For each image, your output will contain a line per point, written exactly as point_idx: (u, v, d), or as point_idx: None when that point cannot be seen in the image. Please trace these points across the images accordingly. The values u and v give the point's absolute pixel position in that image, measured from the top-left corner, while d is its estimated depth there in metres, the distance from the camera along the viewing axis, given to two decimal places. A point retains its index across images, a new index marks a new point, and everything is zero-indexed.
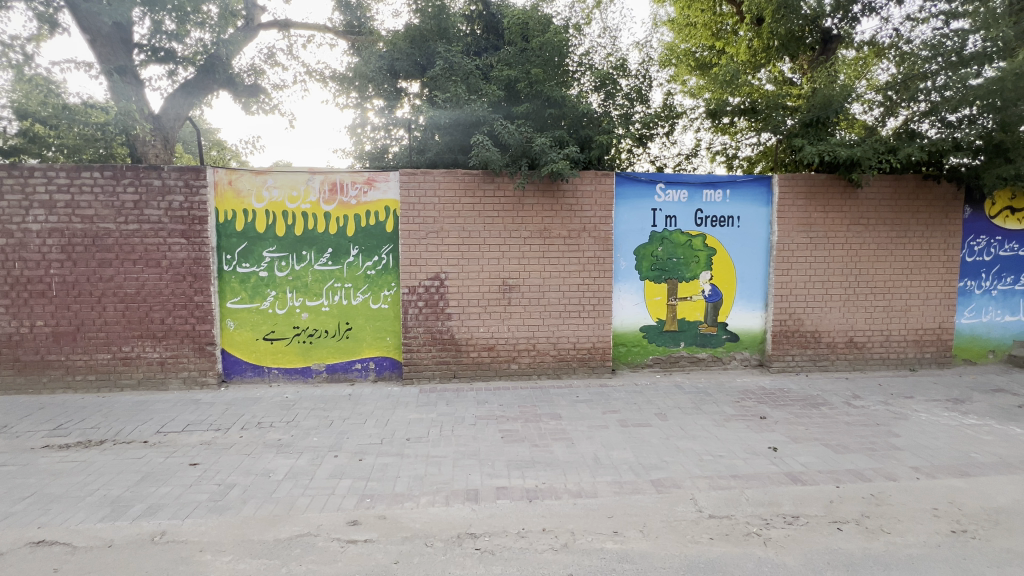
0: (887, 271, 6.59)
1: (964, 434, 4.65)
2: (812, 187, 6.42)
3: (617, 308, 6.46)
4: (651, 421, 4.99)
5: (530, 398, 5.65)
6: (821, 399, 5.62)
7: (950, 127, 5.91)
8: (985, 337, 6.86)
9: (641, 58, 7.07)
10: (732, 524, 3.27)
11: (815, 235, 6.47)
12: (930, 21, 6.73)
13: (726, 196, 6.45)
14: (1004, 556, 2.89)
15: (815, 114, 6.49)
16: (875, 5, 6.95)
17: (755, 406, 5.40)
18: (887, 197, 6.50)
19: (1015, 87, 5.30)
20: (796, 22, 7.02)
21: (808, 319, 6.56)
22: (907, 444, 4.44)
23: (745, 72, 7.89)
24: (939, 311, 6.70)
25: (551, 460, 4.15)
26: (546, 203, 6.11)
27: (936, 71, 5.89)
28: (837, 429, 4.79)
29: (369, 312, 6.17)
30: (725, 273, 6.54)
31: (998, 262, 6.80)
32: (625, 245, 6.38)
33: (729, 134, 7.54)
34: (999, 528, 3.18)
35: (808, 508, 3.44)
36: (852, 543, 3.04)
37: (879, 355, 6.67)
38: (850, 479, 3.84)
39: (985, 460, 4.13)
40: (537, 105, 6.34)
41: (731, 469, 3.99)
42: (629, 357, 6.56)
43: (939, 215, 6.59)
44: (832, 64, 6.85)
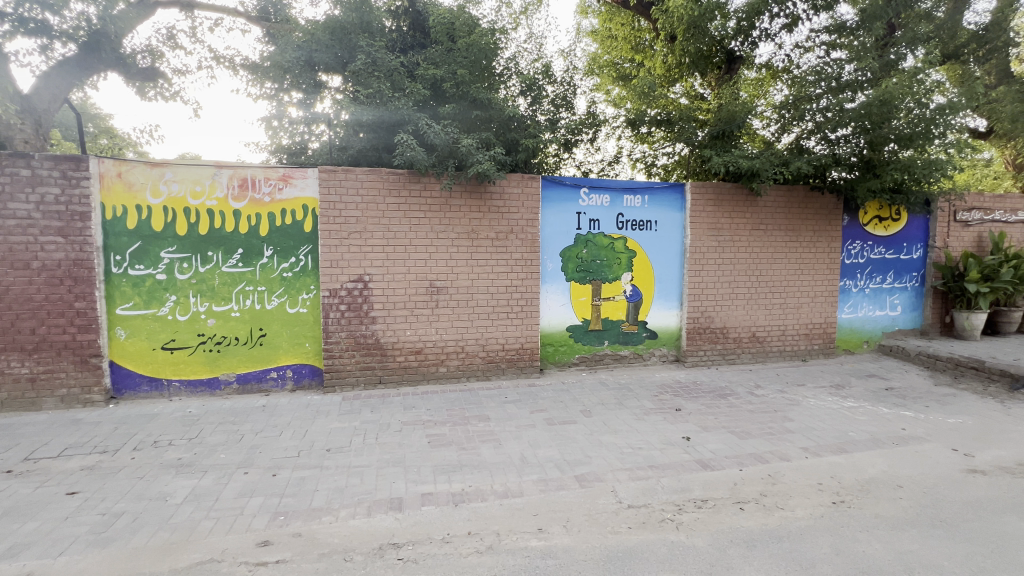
0: (783, 272, 7.31)
1: (844, 416, 5.26)
2: (719, 194, 6.97)
3: (544, 308, 6.58)
4: (576, 418, 5.14)
5: (459, 401, 5.61)
6: (728, 390, 6.11)
7: (831, 145, 6.68)
8: (861, 329, 7.81)
9: (566, 66, 7.28)
10: (649, 512, 3.45)
11: (722, 239, 7.03)
12: (815, 50, 7.58)
13: (645, 201, 6.82)
14: (873, 521, 3.30)
15: (721, 127, 7.04)
16: (770, 32, 7.70)
17: (672, 400, 5.75)
18: (782, 205, 7.21)
19: (880, 112, 6.09)
20: (705, 42, 7.63)
21: (717, 317, 7.11)
22: (798, 427, 4.94)
23: (661, 85, 8.41)
24: (824, 307, 7.54)
25: (478, 463, 4.14)
26: (473, 204, 6.10)
27: (820, 94, 6.60)
28: (741, 416, 5.23)
29: (285, 317, 5.80)
30: (644, 274, 6.90)
31: (870, 264, 7.78)
32: (551, 247, 6.53)
33: (647, 143, 8.00)
34: (870, 497, 3.62)
35: (715, 492, 3.71)
36: (751, 521, 3.32)
37: (777, 347, 7.38)
38: (751, 462, 4.20)
39: (860, 438, 4.71)
40: (463, 107, 6.31)
41: (648, 460, 4.21)
42: (556, 357, 6.72)
43: (824, 222, 7.43)
44: (735, 83, 7.49)
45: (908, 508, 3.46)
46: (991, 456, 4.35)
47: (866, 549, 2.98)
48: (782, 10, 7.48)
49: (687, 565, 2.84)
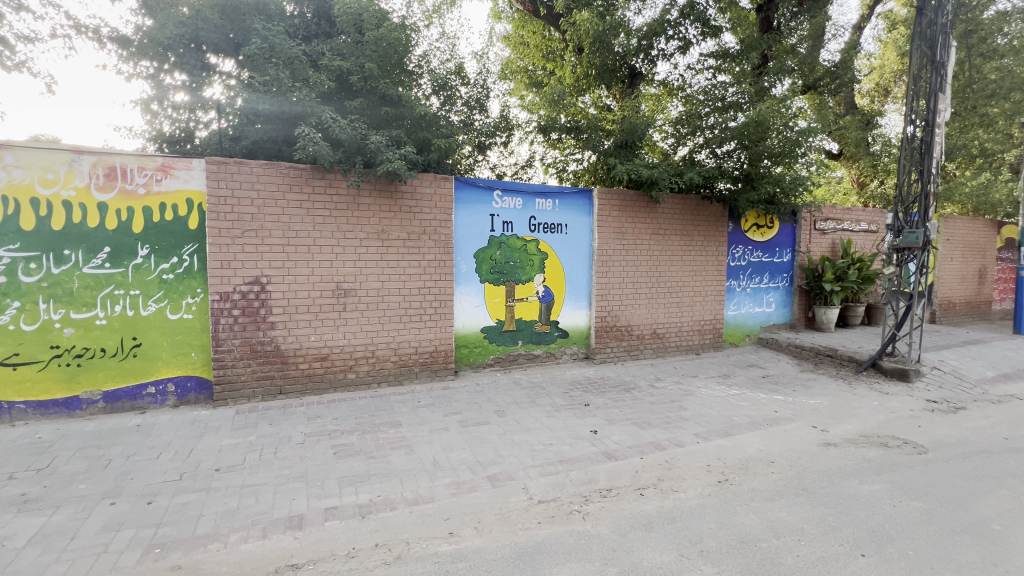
0: (678, 274, 7.96)
1: (728, 402, 5.86)
2: (623, 201, 7.42)
3: (458, 310, 6.54)
4: (490, 419, 5.17)
5: (369, 407, 5.39)
6: (632, 383, 6.53)
7: (719, 158, 7.37)
8: (743, 324, 8.76)
9: (479, 68, 7.32)
10: (558, 505, 3.56)
11: (626, 242, 7.49)
12: (704, 72, 8.37)
13: (556, 205, 7.06)
14: (750, 494, 3.71)
15: (624, 137, 7.48)
16: (666, 53, 8.37)
17: (581, 395, 6.01)
18: (677, 212, 7.86)
19: (756, 131, 6.87)
20: (609, 57, 8.11)
21: (622, 316, 7.56)
22: (691, 415, 5.42)
23: (570, 95, 8.77)
24: (713, 305, 8.35)
25: (387, 471, 4.00)
26: (384, 203, 5.91)
27: (708, 113, 7.26)
28: (642, 408, 5.61)
29: (165, 325, 5.16)
30: (555, 276, 7.13)
31: (750, 266, 8.75)
32: (464, 248, 6.51)
33: (558, 150, 8.31)
34: (748, 473, 4.07)
35: (618, 480, 3.93)
36: (650, 505, 3.57)
37: (674, 343, 8.03)
38: (651, 450, 4.51)
39: (741, 421, 5.26)
40: (372, 102, 6.08)
41: (558, 455, 4.35)
42: (471, 358, 6.72)
43: (712, 228, 8.22)
44: (636, 97, 8.03)
45: (778, 480, 3.94)
46: (840, 430, 5.10)
47: (744, 520, 3.33)
48: (676, 33, 8.17)
49: (592, 553, 2.97)
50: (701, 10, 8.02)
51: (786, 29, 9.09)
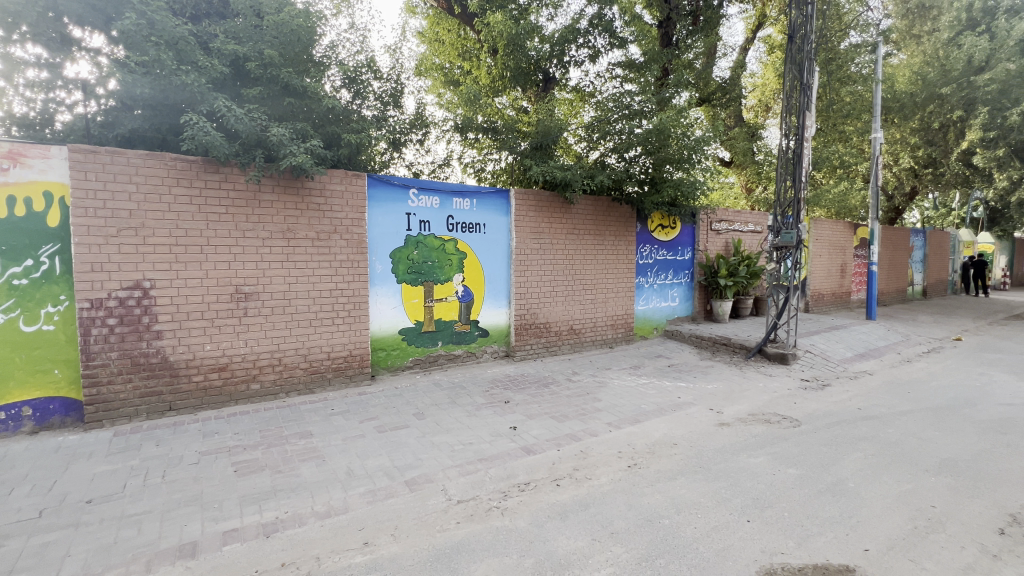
0: (592, 271, 8.35)
1: (638, 392, 6.27)
2: (539, 201, 7.63)
3: (374, 312, 6.32)
4: (408, 422, 5.05)
5: (276, 419, 5.02)
6: (551, 378, 6.75)
7: (627, 162, 7.79)
8: (652, 318, 9.39)
9: (393, 63, 7.13)
10: (477, 504, 3.57)
11: (543, 242, 7.71)
12: (612, 81, 8.85)
13: (473, 204, 7.07)
14: (656, 475, 4.00)
15: (539, 140, 7.65)
16: (577, 59, 8.73)
17: (501, 393, 6.09)
18: (591, 213, 8.23)
19: (658, 138, 7.33)
20: (524, 60, 8.29)
21: (541, 313, 7.77)
22: (604, 405, 5.71)
23: (486, 95, 8.84)
24: (624, 301, 8.86)
25: (296, 484, 3.76)
26: (289, 200, 5.55)
27: (617, 119, 7.63)
28: (560, 402, 5.81)
29: (19, 339, 4.42)
30: (474, 275, 7.14)
31: (656, 264, 9.41)
32: (380, 248, 6.31)
33: (475, 150, 8.34)
34: (654, 456, 4.37)
35: (536, 474, 4.04)
36: (565, 494, 3.71)
37: (590, 337, 8.40)
38: (567, 442, 4.68)
39: (649, 408, 5.65)
40: (272, 91, 5.63)
41: (478, 454, 4.37)
42: (389, 361, 6.52)
43: (622, 228, 8.71)
44: (550, 100, 8.30)
45: (679, 461, 4.28)
46: (733, 410, 5.67)
47: (650, 500, 3.57)
48: (585, 41, 8.56)
49: (510, 547, 3.02)
50: (608, 21, 8.48)
51: (683, 46, 9.92)
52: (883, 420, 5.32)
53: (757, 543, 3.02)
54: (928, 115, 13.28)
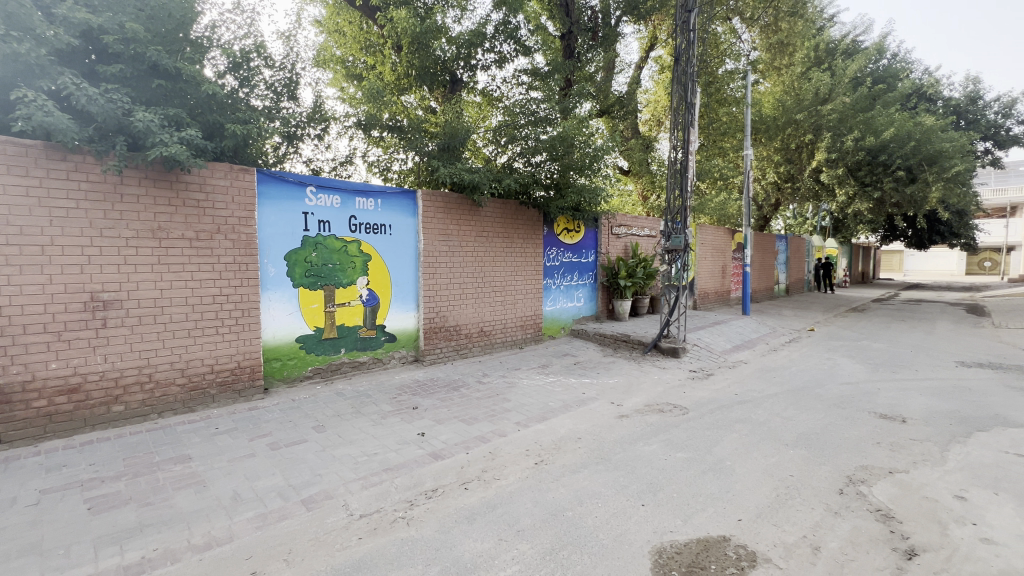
0: (501, 274, 8.46)
1: (546, 390, 6.47)
2: (447, 203, 7.57)
3: (266, 319, 5.81)
4: (307, 436, 4.72)
5: (146, 443, 4.40)
6: (461, 381, 6.71)
7: (533, 166, 7.97)
8: (559, 318, 9.76)
9: (287, 51, 6.64)
10: (380, 516, 3.43)
11: (451, 244, 7.65)
12: (518, 87, 9.07)
13: (378, 204, 6.82)
14: (561, 470, 4.14)
15: (446, 141, 7.56)
16: (484, 64, 8.81)
17: (410, 399, 5.92)
18: (499, 217, 8.35)
19: (562, 145, 7.72)
20: (429, 60, 8.19)
21: (450, 316, 7.70)
22: (513, 405, 5.81)
23: (391, 93, 8.57)
24: (532, 302, 9.09)
25: (169, 516, 3.32)
26: (161, 196, 4.92)
27: (524, 124, 7.80)
28: (469, 404, 5.80)
29: None
30: (380, 278, 6.88)
31: (563, 266, 9.78)
32: (272, 250, 5.82)
33: (379, 148, 8.04)
34: (559, 452, 4.53)
35: (444, 479, 3.98)
36: (472, 497, 3.70)
37: (499, 339, 8.50)
38: (476, 444, 4.68)
39: (556, 405, 5.85)
40: (137, 70, 4.88)
41: (383, 464, 4.20)
42: (284, 372, 6.04)
43: (529, 231, 8.94)
44: (457, 102, 8.28)
45: (582, 454, 4.48)
46: (631, 402, 6.07)
47: (555, 495, 3.69)
48: (492, 47, 8.70)
49: (414, 558, 2.94)
50: (513, 29, 8.72)
51: (583, 59, 10.48)
52: (754, 403, 6.03)
53: (650, 525, 3.25)
54: (787, 137, 15.39)
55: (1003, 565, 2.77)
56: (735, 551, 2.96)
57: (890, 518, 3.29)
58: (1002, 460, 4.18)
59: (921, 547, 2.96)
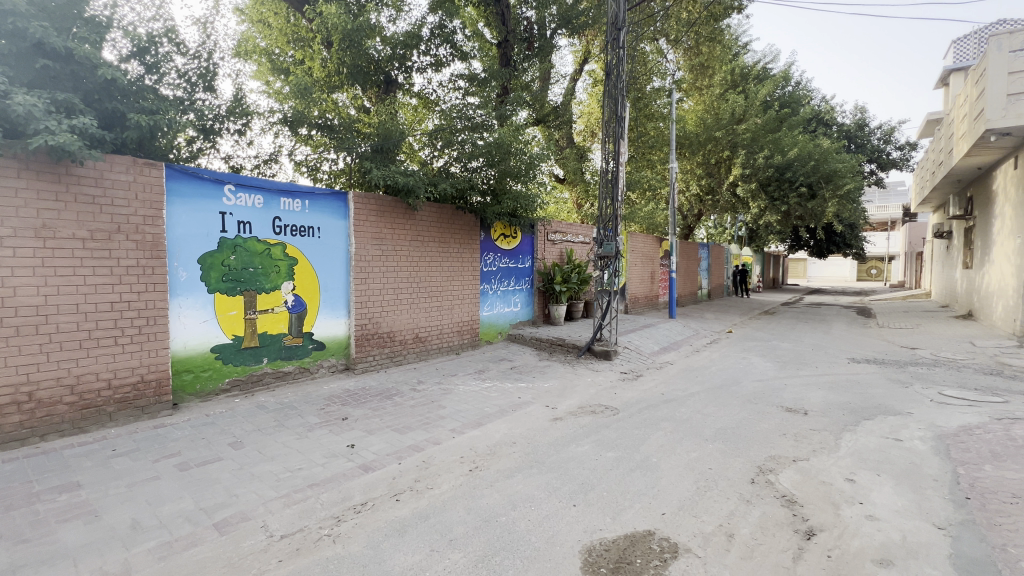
0: (437, 278, 8.36)
1: (482, 395, 6.45)
2: (380, 206, 7.37)
3: (176, 328, 5.32)
4: (222, 454, 4.36)
5: (24, 471, 3.86)
6: (395, 390, 6.51)
7: (470, 171, 7.95)
8: (496, 323, 9.79)
9: (203, 37, 6.17)
10: (304, 535, 3.24)
11: (384, 248, 7.45)
12: (455, 91, 9.05)
13: (305, 206, 6.49)
14: (495, 476, 4.14)
15: (379, 142, 7.35)
16: (420, 66, 8.71)
17: (339, 410, 5.66)
18: (435, 221, 8.25)
19: (499, 152, 7.76)
20: (362, 58, 7.97)
21: (384, 322, 7.48)
22: (448, 412, 5.73)
23: (321, 90, 8.22)
24: (469, 307, 9.05)
25: (51, 554, 2.92)
26: (46, 190, 4.37)
27: (461, 129, 7.77)
28: (403, 413, 5.65)
29: None
30: (307, 283, 6.55)
31: (499, 271, 9.84)
32: (183, 252, 5.35)
33: (308, 147, 7.69)
34: (494, 457, 4.52)
35: (374, 492, 3.84)
36: (404, 509, 3.59)
37: (435, 344, 8.38)
38: (409, 454, 4.56)
39: (491, 410, 5.85)
40: (18, 48, 4.30)
41: (308, 479, 3.98)
42: (198, 385, 5.56)
43: (466, 236, 8.91)
44: (391, 103, 8.11)
45: (517, 458, 4.50)
46: (565, 405, 6.20)
47: (489, 501, 3.68)
48: (427, 49, 8.62)
49: None
50: (450, 33, 8.71)
51: (519, 68, 10.73)
52: (678, 401, 6.39)
53: (581, 525, 3.32)
54: (707, 152, 16.57)
55: (884, 538, 3.12)
56: (659, 543, 3.11)
57: (793, 502, 3.61)
58: (883, 445, 4.74)
59: (818, 527, 3.27)
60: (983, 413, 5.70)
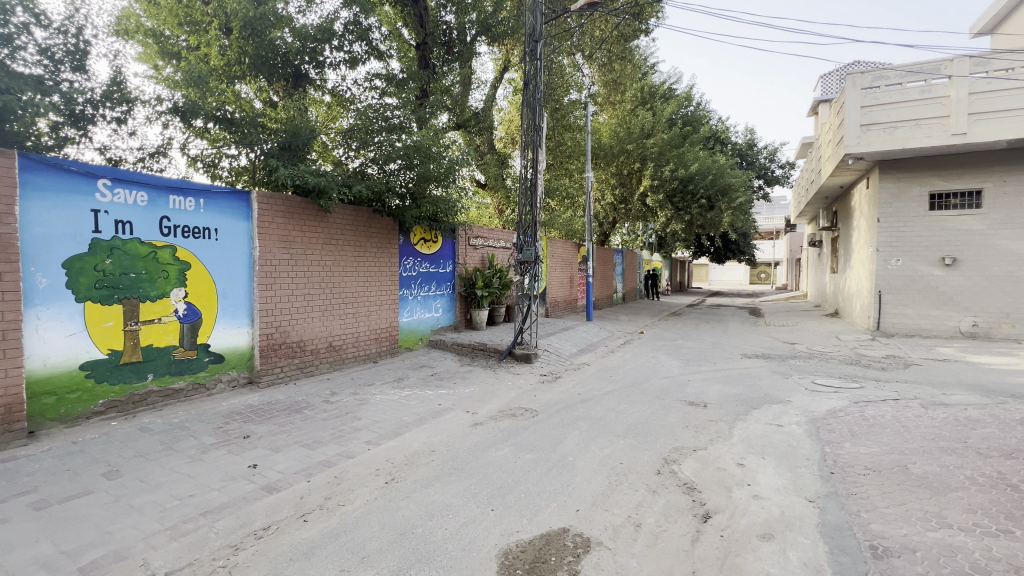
0: (353, 284, 8.02)
1: (401, 404, 6.27)
2: (289, 207, 6.91)
3: (34, 343, 4.59)
4: (93, 486, 3.81)
5: None
6: (305, 402, 6.12)
7: (387, 173, 7.68)
8: (417, 329, 9.57)
9: (72, 9, 5.41)
10: (194, 570, 2.92)
11: (293, 251, 6.98)
12: (371, 91, 8.76)
13: (199, 205, 5.92)
14: (412, 486, 4.03)
15: (287, 139, 6.89)
16: (334, 62, 8.33)
17: (240, 427, 5.19)
18: (350, 224, 7.91)
19: (418, 155, 7.60)
20: (267, 49, 7.46)
21: (293, 331, 7.01)
22: (364, 423, 5.50)
23: (220, 80, 7.55)
24: (387, 313, 8.77)
25: None
26: None
27: (377, 130, 7.53)
28: (314, 427, 5.32)
29: None
30: (202, 289, 5.96)
31: (419, 276, 9.65)
32: (44, 254, 4.63)
33: (205, 141, 7.03)
34: (411, 467, 4.41)
35: (278, 514, 3.56)
36: (313, 529, 3.38)
37: (351, 353, 8.01)
38: (319, 470, 4.30)
39: (409, 419, 5.70)
40: None
41: (201, 507, 3.60)
42: (63, 409, 4.82)
43: (384, 240, 8.65)
44: (301, 99, 7.66)
45: (436, 466, 4.43)
46: (485, 410, 6.21)
47: (405, 512, 3.58)
48: (341, 45, 8.27)
49: None
50: (366, 30, 8.42)
51: (439, 72, 10.68)
52: (594, 401, 6.68)
53: (498, 528, 3.34)
54: (621, 164, 17.59)
55: (766, 514, 3.50)
56: (572, 539, 3.21)
57: (693, 489, 3.92)
58: (768, 431, 5.30)
59: (713, 510, 3.58)
60: (845, 398, 6.60)
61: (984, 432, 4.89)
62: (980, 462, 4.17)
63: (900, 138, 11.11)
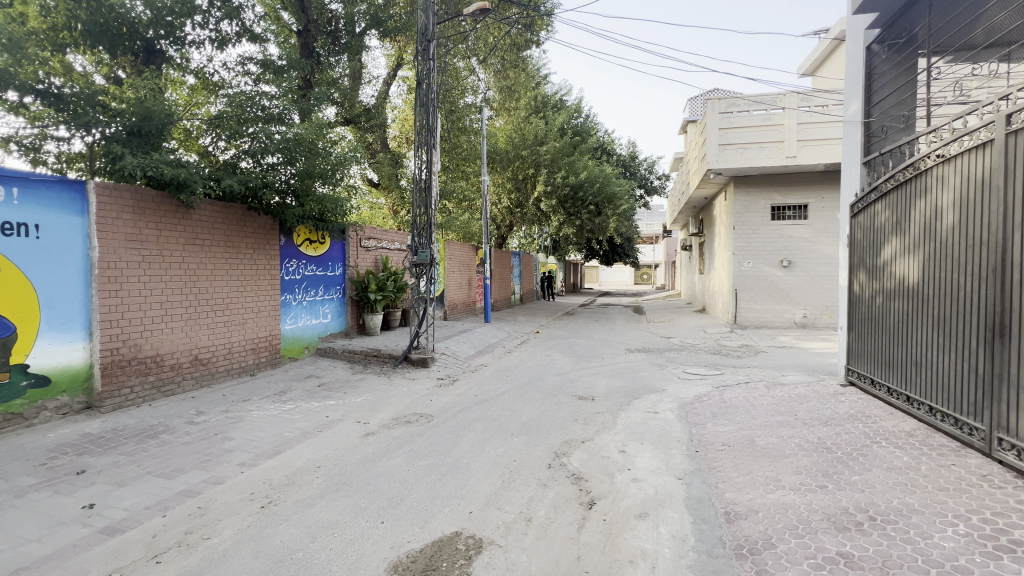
0: (224, 289, 7.18)
1: (282, 419, 5.74)
2: (140, 200, 5.97)
3: None
4: None
5: None
6: (161, 426, 5.32)
7: (263, 167, 6.98)
8: (302, 337, 8.86)
9: None
10: None
11: (146, 252, 6.03)
12: (244, 76, 7.96)
13: (12, 196, 4.88)
14: (292, 508, 3.71)
15: (137, 124, 5.96)
16: (198, 39, 7.41)
17: (72, 462, 4.35)
18: (220, 222, 7.08)
19: (300, 149, 7.04)
20: (109, 17, 6.41)
21: (148, 343, 6.06)
22: (236, 444, 4.94)
23: (42, 47, 6.31)
24: (267, 322, 8.00)
25: None
26: None
27: (251, 119, 6.83)
28: (173, 453, 4.64)
29: None
30: (16, 298, 4.92)
31: (304, 280, 8.95)
32: None
33: (21, 118, 5.82)
34: (293, 487, 4.05)
35: (122, 559, 3.04)
36: (168, 571, 2.94)
37: (222, 366, 7.17)
38: (178, 502, 3.77)
39: (292, 435, 5.24)
40: None
41: (12, 563, 2.94)
42: None
43: (261, 240, 7.88)
44: (153, 78, 6.67)
45: (320, 483, 4.13)
46: (378, 419, 5.94)
47: (283, 537, 3.28)
48: (205, 22, 7.38)
49: None
50: (237, 8, 7.62)
51: (325, 62, 10.04)
52: (490, 401, 6.75)
53: (388, 541, 3.21)
54: (516, 168, 18.10)
55: (642, 495, 3.82)
56: (464, 542, 3.20)
57: (580, 479, 4.14)
58: (647, 418, 5.81)
59: (598, 497, 3.81)
60: (709, 384, 7.48)
61: (810, 405, 5.88)
62: (807, 430, 4.99)
63: (749, 157, 12.98)
